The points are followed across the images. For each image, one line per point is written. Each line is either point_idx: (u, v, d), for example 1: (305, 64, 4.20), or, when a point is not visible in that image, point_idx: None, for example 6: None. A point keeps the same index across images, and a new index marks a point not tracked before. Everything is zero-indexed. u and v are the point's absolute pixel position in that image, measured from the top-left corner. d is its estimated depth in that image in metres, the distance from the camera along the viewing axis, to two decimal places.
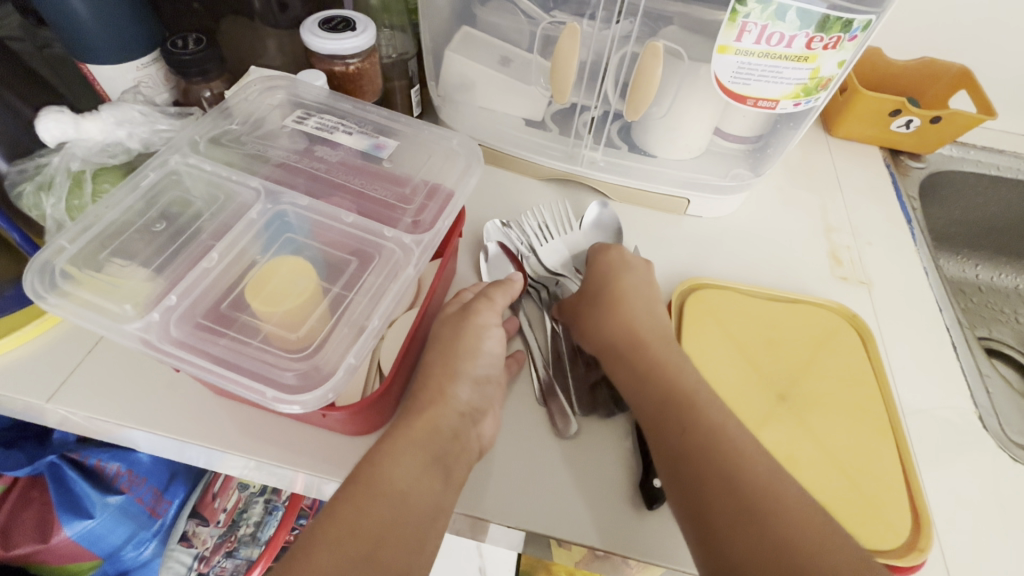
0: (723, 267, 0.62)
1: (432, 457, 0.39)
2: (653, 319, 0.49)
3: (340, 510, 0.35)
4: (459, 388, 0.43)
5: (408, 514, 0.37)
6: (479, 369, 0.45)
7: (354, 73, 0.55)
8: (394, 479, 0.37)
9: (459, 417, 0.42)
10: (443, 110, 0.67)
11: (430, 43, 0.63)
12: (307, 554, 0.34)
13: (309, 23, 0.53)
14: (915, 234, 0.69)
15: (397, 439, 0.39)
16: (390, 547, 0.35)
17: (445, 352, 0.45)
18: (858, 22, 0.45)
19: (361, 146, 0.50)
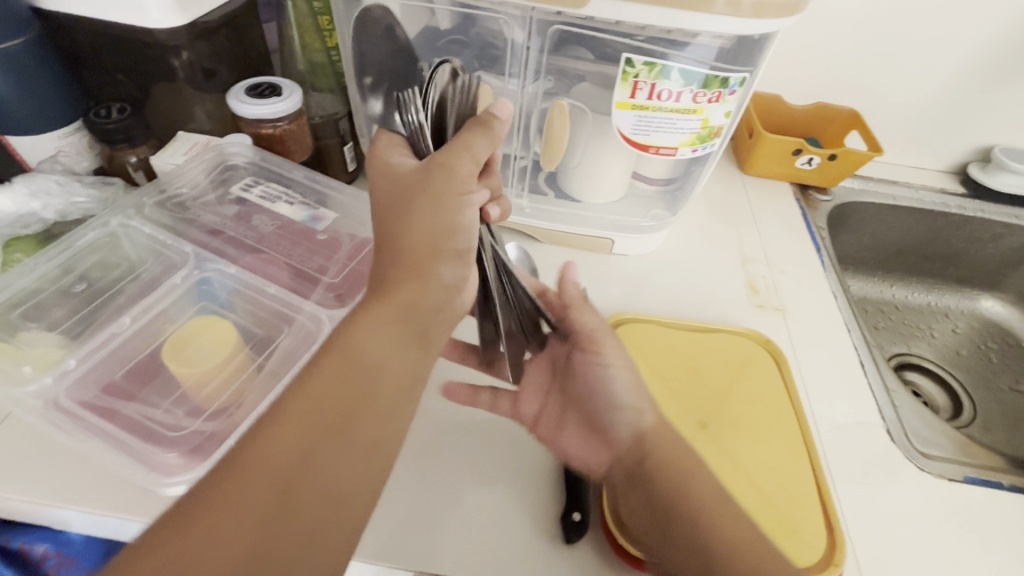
0: (651, 303, 0.65)
1: (410, 330, 0.36)
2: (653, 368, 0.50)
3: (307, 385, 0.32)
4: (447, 270, 0.38)
5: (384, 389, 0.35)
6: (444, 238, 0.38)
7: (281, 134, 0.57)
8: (368, 354, 0.34)
9: (443, 292, 0.38)
10: (376, 165, 0.70)
11: (361, 103, 0.66)
12: (270, 429, 0.31)
13: (236, 90, 0.56)
14: (824, 262, 0.75)
15: (372, 308, 0.35)
16: (363, 421, 0.33)
17: (414, 210, 0.37)
18: (734, 78, 0.50)
19: (300, 217, 0.51)
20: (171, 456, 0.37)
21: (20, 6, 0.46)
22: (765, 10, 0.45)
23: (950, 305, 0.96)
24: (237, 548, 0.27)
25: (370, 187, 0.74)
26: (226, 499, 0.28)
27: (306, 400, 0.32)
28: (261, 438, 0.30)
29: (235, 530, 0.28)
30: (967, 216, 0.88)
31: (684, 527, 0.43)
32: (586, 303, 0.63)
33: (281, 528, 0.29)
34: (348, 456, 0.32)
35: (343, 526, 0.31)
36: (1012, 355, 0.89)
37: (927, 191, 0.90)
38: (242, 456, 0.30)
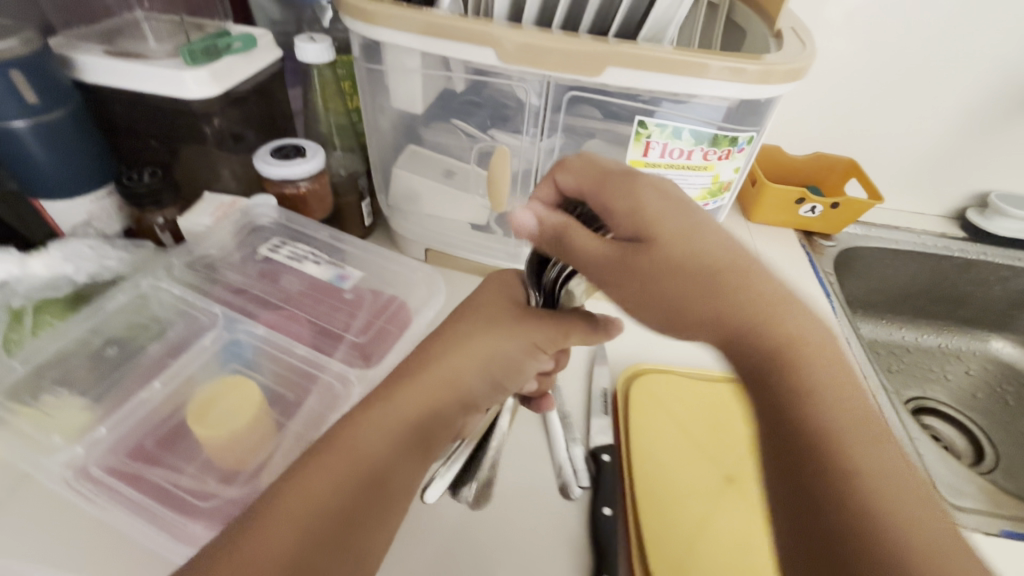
0: (668, 352, 0.65)
1: (418, 437, 0.37)
2: (692, 218, 0.35)
3: (309, 478, 0.33)
4: (477, 375, 0.41)
5: (376, 491, 0.34)
6: (489, 351, 0.41)
7: (304, 193, 0.59)
8: (370, 450, 0.35)
9: (461, 405, 0.40)
10: (393, 219, 0.72)
11: (379, 161, 0.69)
12: (265, 519, 0.31)
13: (262, 151, 0.59)
14: (835, 307, 0.76)
15: (389, 406, 0.37)
16: (357, 531, 0.32)
17: (476, 321, 0.42)
18: (742, 137, 0.53)
19: (326, 276, 0.52)
20: (199, 527, 0.36)
21: (63, 83, 0.49)
22: (769, 76, 0.47)
23: (961, 347, 0.96)
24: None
25: (386, 240, 0.76)
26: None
27: (306, 504, 0.32)
28: (250, 544, 0.30)
29: None
30: (969, 259, 0.90)
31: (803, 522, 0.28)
32: (604, 352, 0.63)
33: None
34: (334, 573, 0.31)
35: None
36: None
37: (928, 235, 0.93)
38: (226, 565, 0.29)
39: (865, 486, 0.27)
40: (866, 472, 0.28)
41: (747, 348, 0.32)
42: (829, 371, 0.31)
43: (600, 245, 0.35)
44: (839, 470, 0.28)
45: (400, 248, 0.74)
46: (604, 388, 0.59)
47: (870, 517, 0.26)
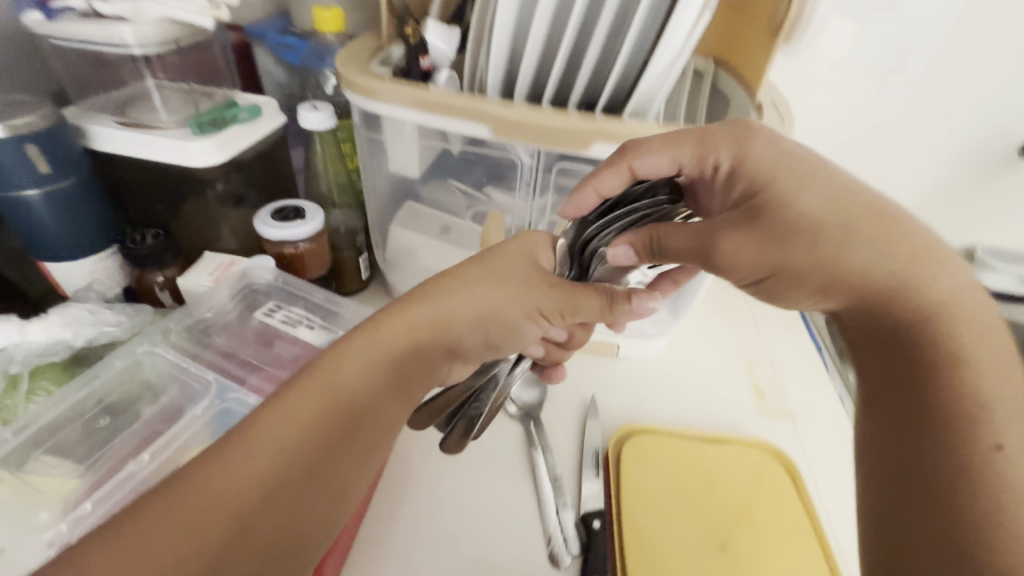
0: (660, 408, 0.65)
1: (399, 378, 0.40)
2: (808, 176, 0.40)
3: (291, 403, 0.35)
4: (470, 333, 0.43)
5: (358, 425, 0.36)
6: (475, 302, 0.43)
7: (302, 253, 0.61)
8: (353, 384, 0.37)
9: (445, 352, 0.43)
10: (388, 273, 0.74)
11: (377, 216, 0.70)
12: (250, 435, 0.33)
13: (262, 212, 0.61)
14: (827, 363, 0.78)
15: (373, 344, 0.39)
16: (339, 463, 0.35)
17: (474, 272, 0.43)
18: None
19: (320, 341, 0.53)
20: None
21: (74, 149, 0.51)
22: None
23: None
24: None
25: (383, 292, 0.77)
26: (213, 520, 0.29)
27: (294, 426, 0.34)
28: (245, 456, 0.32)
29: (175, 549, 0.28)
30: None
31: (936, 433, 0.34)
32: (596, 409, 0.63)
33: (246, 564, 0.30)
34: (324, 491, 0.34)
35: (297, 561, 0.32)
36: None
37: None
38: (221, 474, 0.31)
39: (1015, 430, 0.33)
40: (1010, 424, 0.33)
41: (903, 299, 0.38)
42: (948, 282, 0.38)
43: (686, 234, 0.42)
44: (960, 376, 0.35)
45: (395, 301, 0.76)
46: (595, 449, 0.59)
47: (969, 406, 0.34)
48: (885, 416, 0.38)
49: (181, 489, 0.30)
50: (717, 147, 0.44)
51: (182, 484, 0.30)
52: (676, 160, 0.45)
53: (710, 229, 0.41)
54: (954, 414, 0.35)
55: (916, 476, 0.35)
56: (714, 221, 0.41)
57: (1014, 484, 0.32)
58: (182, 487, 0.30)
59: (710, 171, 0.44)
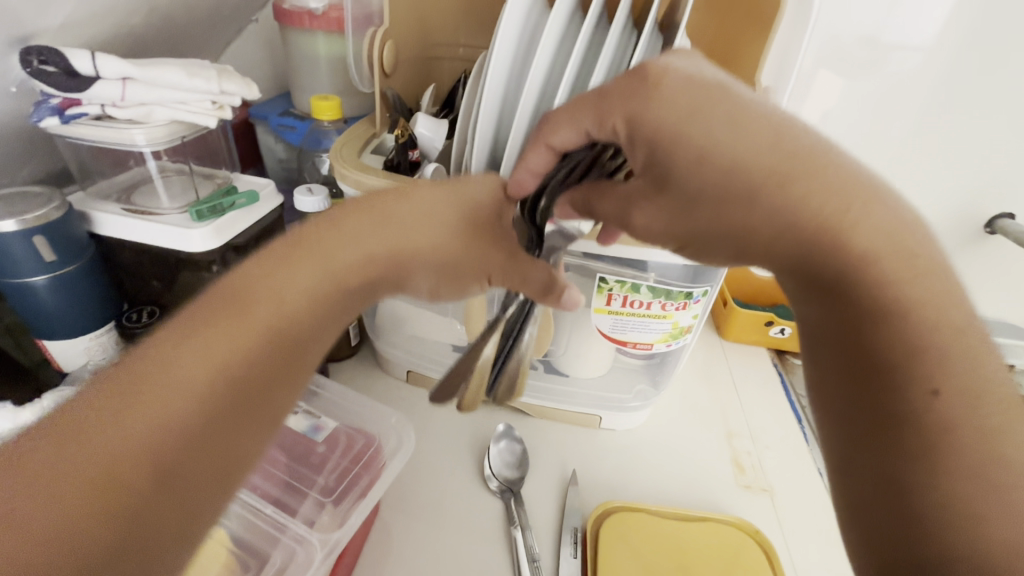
0: (640, 482, 0.66)
1: (331, 302, 0.38)
2: (731, 114, 0.33)
3: (205, 331, 0.32)
4: (425, 279, 0.44)
5: (282, 351, 0.35)
6: (419, 236, 0.42)
7: None
8: (279, 309, 0.35)
9: (385, 280, 0.42)
10: (377, 340, 0.75)
11: None
12: (162, 365, 0.31)
13: None
14: (807, 434, 0.77)
15: (300, 269, 0.37)
16: (263, 396, 0.33)
17: (424, 235, 0.42)
18: (697, 290, 0.57)
19: (300, 427, 0.53)
20: None
21: (80, 235, 0.54)
22: None
23: None
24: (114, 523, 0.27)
25: (371, 359, 0.79)
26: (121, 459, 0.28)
27: (212, 361, 0.32)
28: (172, 384, 0.30)
29: (85, 513, 0.26)
30: None
31: (892, 383, 0.31)
32: (576, 485, 0.64)
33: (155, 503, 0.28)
34: (246, 433, 0.32)
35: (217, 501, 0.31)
36: None
37: None
38: (134, 410, 0.29)
39: (956, 372, 0.30)
40: (950, 367, 0.30)
41: (846, 244, 0.31)
42: (883, 217, 0.31)
43: (612, 202, 0.41)
44: (927, 324, 0.31)
45: (382, 368, 0.77)
46: (575, 527, 0.60)
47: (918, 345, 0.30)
48: (839, 351, 0.33)
49: (82, 436, 0.28)
50: (613, 107, 0.36)
51: (78, 431, 0.28)
52: (581, 129, 0.39)
53: (630, 195, 0.39)
54: (924, 356, 0.30)
55: (874, 438, 0.31)
56: (630, 187, 0.39)
57: (967, 431, 0.29)
58: (79, 437, 0.28)
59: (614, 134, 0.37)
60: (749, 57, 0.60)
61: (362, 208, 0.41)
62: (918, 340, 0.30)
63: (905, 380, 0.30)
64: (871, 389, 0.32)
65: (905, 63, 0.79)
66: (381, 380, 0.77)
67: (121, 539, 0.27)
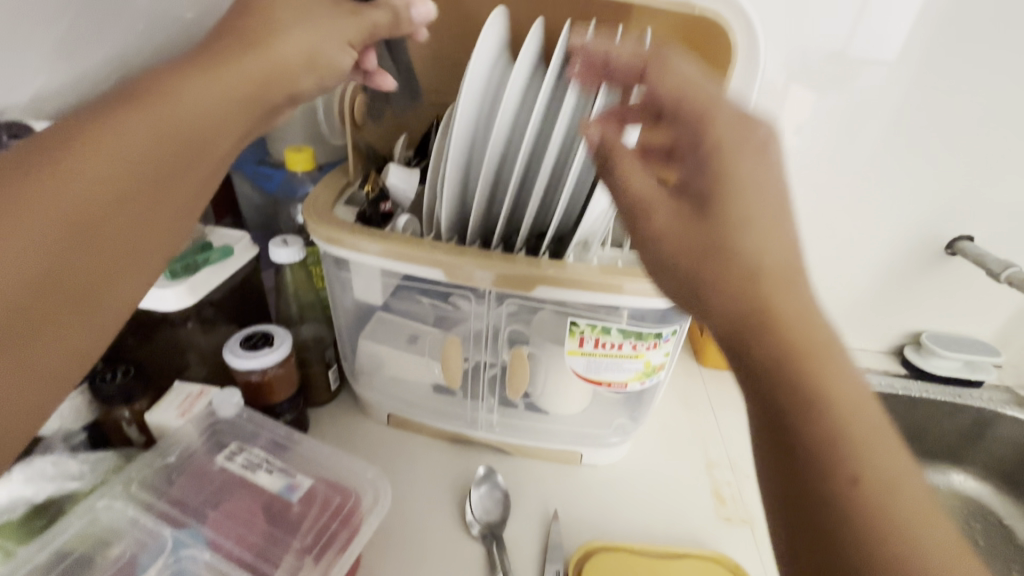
0: (621, 517, 0.67)
1: (240, 103, 0.39)
2: (782, 200, 0.34)
3: (101, 134, 0.33)
4: (307, 79, 0.44)
5: (191, 129, 0.36)
6: (312, 46, 0.43)
7: (269, 378, 0.64)
8: (190, 100, 0.36)
9: (289, 94, 0.43)
10: (355, 382, 0.75)
11: (343, 329, 0.71)
12: (54, 155, 0.31)
13: (232, 342, 0.64)
14: None
15: (201, 74, 0.37)
16: (178, 175, 0.36)
17: (291, 39, 0.42)
18: (665, 330, 0.59)
19: (276, 487, 0.53)
20: None
21: None
22: None
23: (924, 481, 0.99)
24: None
25: (351, 402, 0.79)
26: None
27: (112, 165, 0.33)
28: (66, 175, 0.31)
29: None
30: (913, 397, 0.95)
31: (835, 450, 0.30)
32: (558, 527, 0.64)
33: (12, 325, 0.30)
34: (138, 241, 0.35)
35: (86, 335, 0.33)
36: (995, 534, 0.93)
37: (873, 374, 0.98)
38: (22, 198, 0.30)
39: (877, 461, 0.30)
40: (873, 450, 0.30)
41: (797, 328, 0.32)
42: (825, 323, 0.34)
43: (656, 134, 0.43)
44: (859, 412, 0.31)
45: (361, 411, 0.77)
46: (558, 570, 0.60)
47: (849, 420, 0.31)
48: (770, 400, 0.32)
49: None
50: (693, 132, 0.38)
51: None
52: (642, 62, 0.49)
53: (652, 201, 0.37)
54: (849, 434, 0.30)
55: (802, 494, 0.30)
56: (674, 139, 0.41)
57: (891, 508, 0.29)
58: None
59: (692, 152, 0.36)
60: None
61: (244, 32, 0.41)
62: (849, 419, 0.31)
63: (840, 443, 0.30)
64: (810, 448, 0.30)
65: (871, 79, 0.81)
66: (362, 423, 0.76)
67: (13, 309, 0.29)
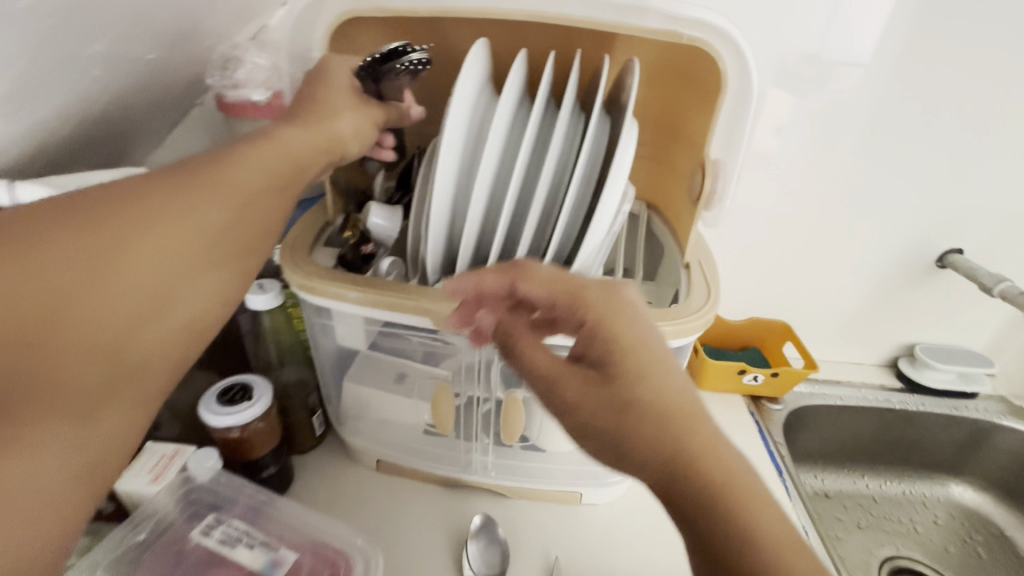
0: (627, 560, 0.65)
1: (290, 174, 0.47)
2: (653, 349, 0.37)
3: (194, 190, 0.40)
4: (340, 127, 0.53)
5: (256, 189, 0.44)
6: (339, 122, 0.53)
7: (248, 435, 0.60)
8: (255, 169, 0.44)
9: (328, 154, 0.51)
10: (341, 425, 0.71)
11: (327, 369, 0.67)
12: (165, 207, 0.38)
13: (206, 398, 0.60)
14: (788, 488, 0.78)
15: (264, 150, 0.46)
16: (243, 228, 0.43)
17: (345, 119, 0.53)
18: None
19: (256, 565, 0.49)
20: None
21: None
22: (684, 332, 0.51)
23: (925, 493, 0.99)
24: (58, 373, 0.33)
25: (339, 447, 0.75)
26: (68, 321, 0.33)
27: (201, 221, 0.40)
28: (169, 221, 0.38)
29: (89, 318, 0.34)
30: (910, 410, 0.95)
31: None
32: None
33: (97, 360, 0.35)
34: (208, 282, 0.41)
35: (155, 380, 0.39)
36: (999, 548, 0.91)
37: (869, 388, 0.98)
38: (136, 241, 0.36)
39: None
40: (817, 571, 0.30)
41: (700, 462, 0.33)
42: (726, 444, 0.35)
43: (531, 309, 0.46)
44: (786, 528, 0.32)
45: (350, 457, 0.73)
46: None
47: (779, 545, 0.31)
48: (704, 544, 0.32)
49: (86, 247, 0.35)
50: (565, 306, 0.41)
51: (82, 249, 0.34)
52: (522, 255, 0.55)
53: (560, 375, 0.39)
54: (788, 561, 0.30)
55: None
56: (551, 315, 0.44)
57: None
58: (87, 252, 0.34)
59: (575, 323, 0.40)
60: (696, 129, 0.61)
61: (302, 112, 0.52)
62: (779, 542, 0.31)
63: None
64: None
65: (846, 79, 0.78)
66: (351, 470, 0.73)
67: (102, 337, 0.35)
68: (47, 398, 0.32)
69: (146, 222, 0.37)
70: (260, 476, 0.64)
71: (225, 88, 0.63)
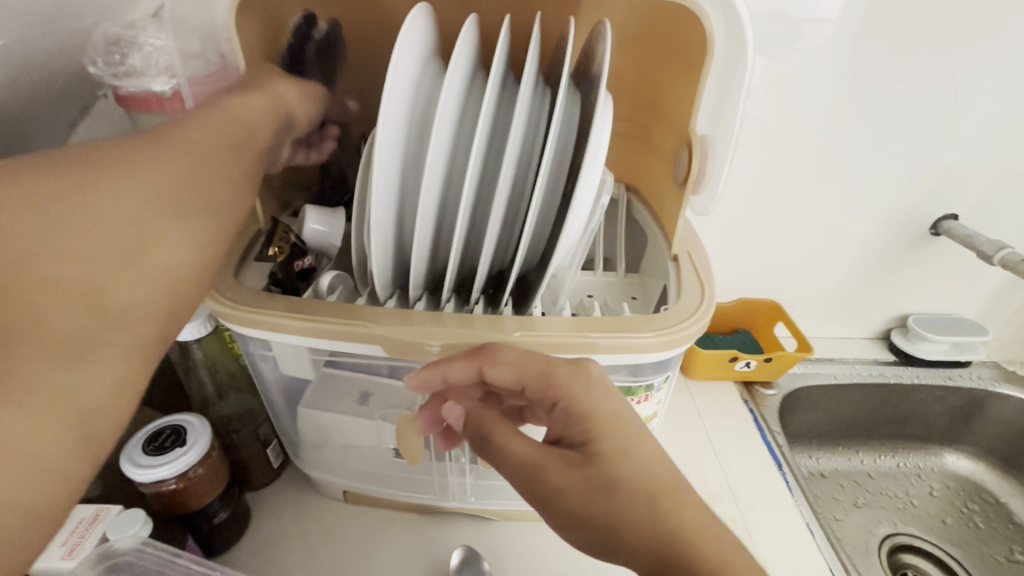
0: None
1: (245, 137, 0.42)
2: (625, 422, 0.39)
3: (132, 162, 0.34)
4: (288, 92, 0.47)
5: (208, 153, 0.38)
6: (290, 93, 0.48)
7: (187, 485, 0.52)
8: (198, 136, 0.39)
9: (280, 121, 0.46)
10: (299, 455, 0.63)
11: (276, 395, 0.58)
12: (103, 181, 0.33)
13: (131, 448, 0.51)
14: (789, 482, 0.73)
15: (208, 118, 0.41)
16: (201, 188, 0.37)
17: (284, 83, 0.47)
18: (657, 380, 0.50)
19: None
20: None
21: None
22: (676, 341, 0.45)
23: (919, 465, 0.96)
24: (38, 320, 0.28)
25: (302, 478, 0.68)
26: (24, 273, 0.29)
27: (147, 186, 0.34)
28: (111, 193, 0.32)
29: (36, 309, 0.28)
30: (904, 384, 0.92)
31: None
32: None
33: (80, 311, 0.30)
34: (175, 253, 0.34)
35: (147, 330, 0.33)
36: (995, 517, 0.90)
37: (862, 363, 0.94)
38: (75, 221, 0.31)
39: None
40: None
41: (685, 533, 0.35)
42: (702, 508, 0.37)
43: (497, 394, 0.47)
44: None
45: (314, 489, 0.66)
46: None
47: None
48: None
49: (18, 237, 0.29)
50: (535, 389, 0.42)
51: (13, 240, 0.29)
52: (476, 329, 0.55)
53: (541, 460, 0.38)
54: None
55: None
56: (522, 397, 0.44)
57: None
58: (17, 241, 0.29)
59: (548, 403, 0.41)
60: (675, 105, 0.54)
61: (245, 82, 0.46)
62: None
63: None
64: None
65: (815, 37, 0.70)
66: (316, 503, 0.66)
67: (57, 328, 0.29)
68: (25, 344, 0.28)
69: (82, 198, 0.31)
70: (210, 523, 0.57)
71: (115, 77, 0.52)
